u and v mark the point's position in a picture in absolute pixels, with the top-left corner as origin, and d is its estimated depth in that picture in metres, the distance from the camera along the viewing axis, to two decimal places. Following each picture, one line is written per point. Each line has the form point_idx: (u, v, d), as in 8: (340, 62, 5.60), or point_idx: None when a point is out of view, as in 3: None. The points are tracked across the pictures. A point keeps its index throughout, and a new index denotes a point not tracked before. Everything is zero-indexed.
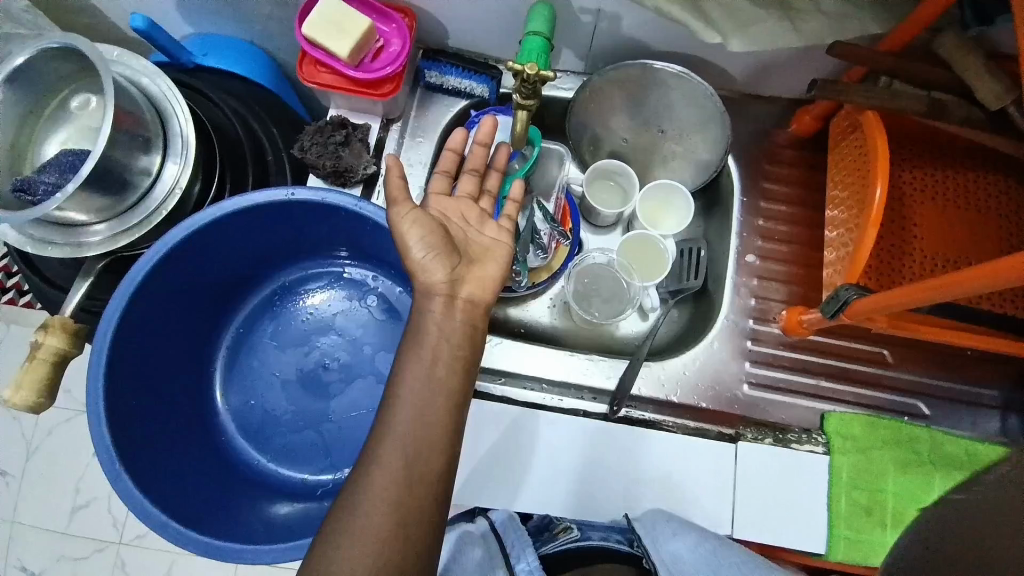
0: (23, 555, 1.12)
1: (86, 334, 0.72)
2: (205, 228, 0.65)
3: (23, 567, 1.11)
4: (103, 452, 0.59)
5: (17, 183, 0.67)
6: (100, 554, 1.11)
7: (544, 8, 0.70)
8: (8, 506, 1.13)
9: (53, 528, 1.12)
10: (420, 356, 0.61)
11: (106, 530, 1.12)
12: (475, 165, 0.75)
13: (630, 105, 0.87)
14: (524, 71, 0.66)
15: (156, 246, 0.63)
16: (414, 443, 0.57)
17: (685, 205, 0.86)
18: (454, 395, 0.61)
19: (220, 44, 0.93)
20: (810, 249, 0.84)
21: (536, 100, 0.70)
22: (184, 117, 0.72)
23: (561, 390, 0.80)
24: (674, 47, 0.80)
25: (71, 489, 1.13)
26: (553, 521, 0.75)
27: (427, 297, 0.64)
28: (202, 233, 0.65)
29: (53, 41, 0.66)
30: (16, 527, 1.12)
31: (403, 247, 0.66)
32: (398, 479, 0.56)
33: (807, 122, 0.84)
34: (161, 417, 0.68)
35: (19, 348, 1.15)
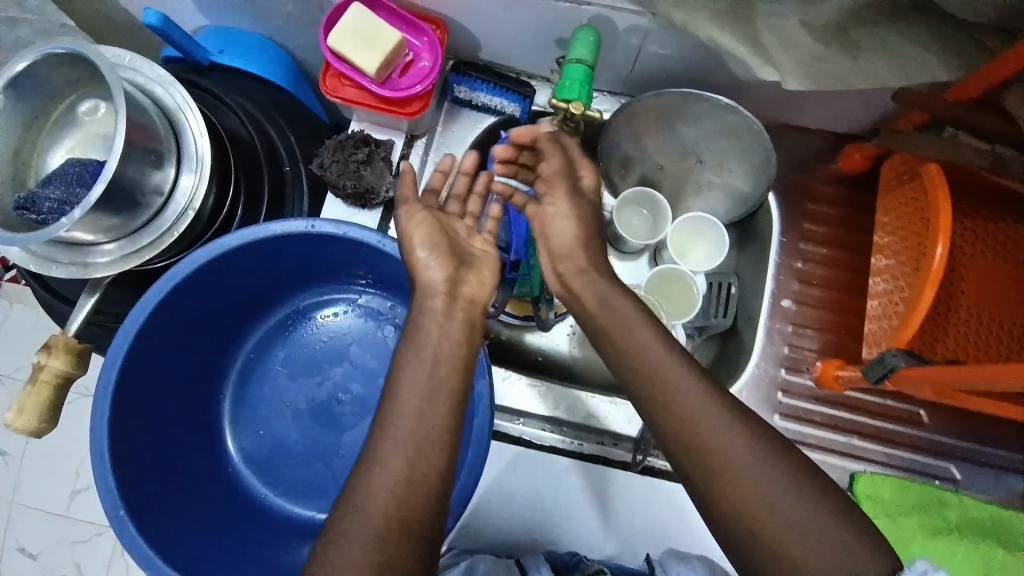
0: (21, 536, 1.11)
1: (91, 354, 0.69)
2: (222, 256, 0.63)
3: (22, 547, 1.10)
4: (103, 491, 0.58)
5: (21, 200, 0.63)
6: (100, 538, 1.10)
7: (589, 32, 0.65)
8: (7, 486, 1.11)
9: (52, 511, 1.10)
10: (433, 380, 0.57)
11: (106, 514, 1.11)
12: (460, 190, 0.72)
13: (667, 132, 0.81)
14: (569, 109, 0.66)
15: (167, 277, 0.60)
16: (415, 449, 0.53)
17: (717, 237, 0.83)
18: (463, 408, 0.56)
19: (236, 39, 0.87)
20: (851, 295, 0.80)
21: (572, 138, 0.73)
22: (199, 131, 0.67)
23: (581, 434, 0.76)
24: (722, 75, 0.75)
25: (72, 472, 1.11)
26: (583, 560, 0.66)
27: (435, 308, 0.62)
28: (218, 262, 0.63)
29: (59, 47, 0.61)
30: (15, 507, 1.11)
31: (427, 286, 0.62)
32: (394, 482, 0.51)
33: (856, 160, 0.78)
34: (164, 440, 0.66)
35: (19, 331, 1.12)
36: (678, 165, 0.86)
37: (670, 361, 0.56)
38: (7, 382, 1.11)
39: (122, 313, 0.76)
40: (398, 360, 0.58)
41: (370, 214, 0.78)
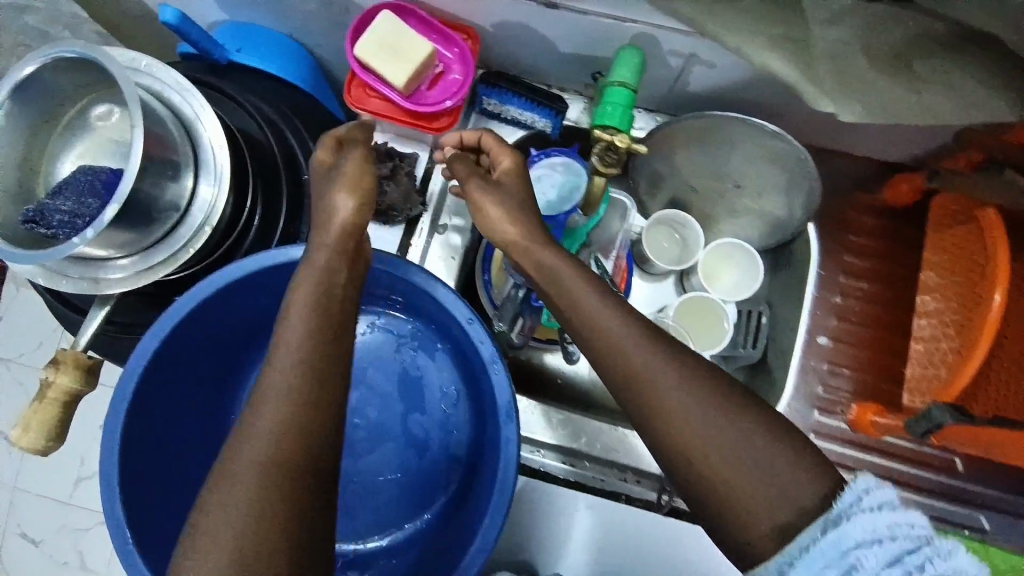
0: (24, 521, 1.08)
1: (100, 369, 0.66)
2: (236, 281, 0.60)
3: (24, 532, 1.08)
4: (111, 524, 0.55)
5: (28, 212, 0.59)
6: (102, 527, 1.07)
7: (635, 53, 0.61)
8: (10, 470, 1.09)
9: (55, 497, 1.08)
10: None
11: None
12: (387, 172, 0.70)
13: (707, 155, 0.77)
14: (614, 140, 0.61)
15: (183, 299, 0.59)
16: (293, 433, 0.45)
17: (749, 264, 0.80)
18: None
19: (253, 34, 0.83)
20: (889, 333, 0.76)
21: (617, 169, 0.65)
22: (218, 143, 0.64)
23: (604, 470, 0.73)
24: (767, 100, 0.71)
25: (77, 459, 1.08)
26: None
27: (344, 270, 0.53)
28: (234, 287, 0.61)
29: (72, 51, 0.57)
30: (17, 492, 1.08)
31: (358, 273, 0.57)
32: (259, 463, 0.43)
33: (904, 191, 0.75)
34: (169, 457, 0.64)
35: (26, 315, 1.10)
36: (711, 187, 0.82)
37: (662, 369, 0.48)
38: (12, 367, 1.08)
39: (131, 322, 0.73)
40: None
41: (391, 231, 0.75)
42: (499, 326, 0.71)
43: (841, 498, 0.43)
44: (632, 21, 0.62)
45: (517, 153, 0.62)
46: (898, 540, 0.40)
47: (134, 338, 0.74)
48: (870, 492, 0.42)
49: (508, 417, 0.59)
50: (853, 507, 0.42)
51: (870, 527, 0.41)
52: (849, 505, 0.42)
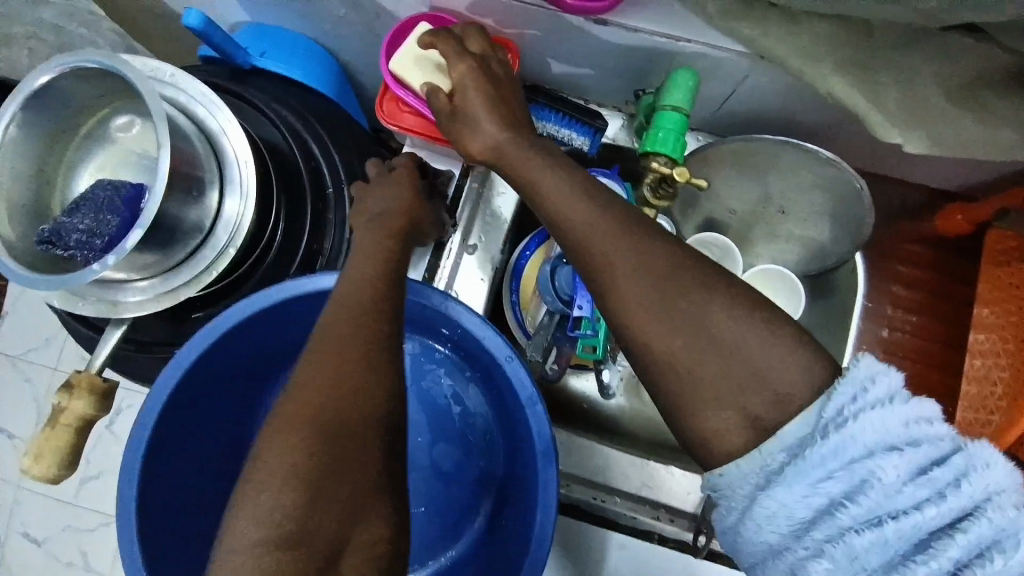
0: (27, 520, 0.99)
1: (116, 393, 0.63)
2: (272, 305, 0.62)
3: (27, 533, 0.99)
4: (123, 541, 0.58)
5: (44, 233, 0.56)
6: (108, 528, 0.99)
7: (688, 74, 0.59)
8: (11, 469, 0.99)
9: (59, 497, 0.99)
10: None
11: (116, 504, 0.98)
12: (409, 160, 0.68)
13: (753, 180, 0.73)
14: (671, 173, 0.59)
15: (215, 322, 0.60)
16: (315, 470, 0.44)
17: (792, 293, 0.77)
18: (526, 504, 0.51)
19: (278, 38, 0.79)
20: (940, 373, 0.75)
21: (668, 202, 0.63)
22: (245, 160, 0.61)
23: (635, 506, 0.70)
24: (820, 123, 0.68)
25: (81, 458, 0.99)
26: None
27: (364, 300, 0.52)
28: (268, 310, 0.62)
29: (93, 60, 0.54)
30: (20, 492, 0.99)
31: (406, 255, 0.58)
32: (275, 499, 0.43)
33: (956, 222, 0.73)
34: (183, 476, 0.66)
35: (33, 307, 1.02)
36: (753, 211, 0.78)
37: (715, 422, 0.46)
38: (16, 364, 1.01)
39: (147, 341, 0.70)
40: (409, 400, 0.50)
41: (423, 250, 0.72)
42: (532, 356, 0.69)
43: (838, 397, 0.43)
44: (687, 40, 0.59)
45: (468, 59, 0.57)
46: (907, 450, 0.42)
47: (150, 357, 0.71)
48: (871, 387, 0.43)
49: (548, 461, 0.57)
50: (859, 412, 0.42)
51: (882, 426, 0.42)
52: (852, 408, 0.43)
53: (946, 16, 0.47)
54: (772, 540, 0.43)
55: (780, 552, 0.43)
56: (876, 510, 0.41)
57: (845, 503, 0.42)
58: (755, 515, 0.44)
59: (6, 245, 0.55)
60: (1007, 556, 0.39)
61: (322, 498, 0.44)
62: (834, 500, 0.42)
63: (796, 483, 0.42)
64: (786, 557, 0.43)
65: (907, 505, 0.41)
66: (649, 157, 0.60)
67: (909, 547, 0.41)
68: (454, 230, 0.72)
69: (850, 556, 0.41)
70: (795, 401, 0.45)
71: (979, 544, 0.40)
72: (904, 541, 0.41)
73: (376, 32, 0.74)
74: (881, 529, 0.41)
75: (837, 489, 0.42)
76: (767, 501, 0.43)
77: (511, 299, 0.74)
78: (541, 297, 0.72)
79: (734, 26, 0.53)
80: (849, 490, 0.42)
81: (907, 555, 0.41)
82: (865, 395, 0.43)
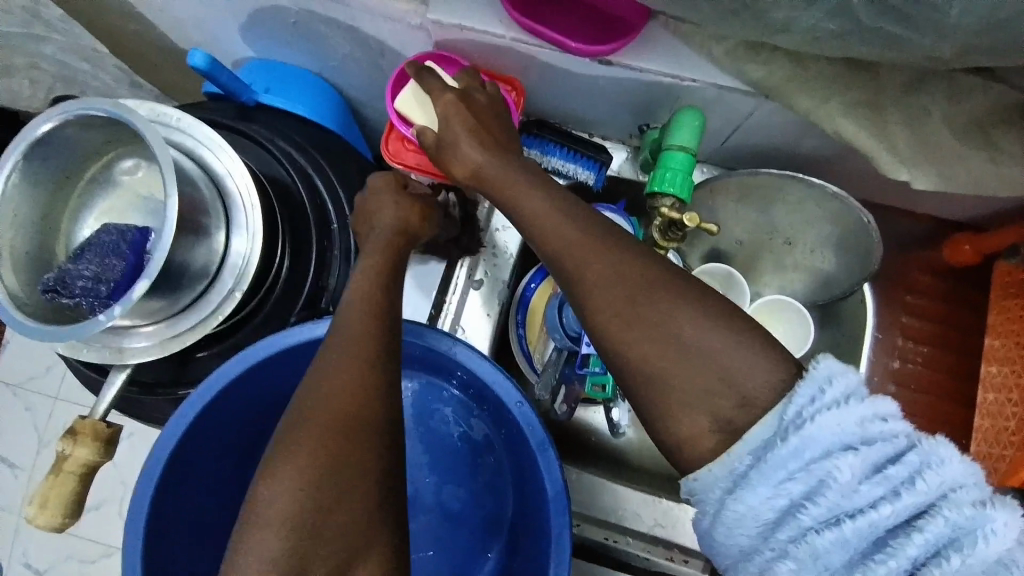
0: (28, 550, 0.97)
1: (120, 437, 0.62)
2: (289, 347, 0.63)
3: (27, 563, 0.97)
4: None
5: (49, 281, 0.56)
6: (109, 559, 0.96)
7: (695, 116, 0.59)
8: (11, 498, 0.98)
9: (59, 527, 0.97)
10: None
11: (118, 534, 0.96)
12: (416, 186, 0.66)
13: (759, 212, 0.73)
14: (682, 218, 0.59)
15: (231, 365, 0.61)
16: (312, 518, 0.44)
17: (801, 324, 0.76)
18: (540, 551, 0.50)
19: (283, 76, 0.79)
20: (956, 406, 0.75)
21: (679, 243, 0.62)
22: (252, 204, 0.62)
23: (646, 546, 0.69)
24: (825, 156, 0.68)
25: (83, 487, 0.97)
26: None
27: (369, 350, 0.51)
28: (282, 353, 0.63)
29: (99, 108, 0.54)
30: (20, 521, 0.98)
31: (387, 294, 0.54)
32: (274, 544, 0.43)
33: (966, 253, 0.73)
34: (188, 513, 0.66)
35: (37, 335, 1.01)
36: (759, 241, 0.77)
37: None
38: (18, 393, 1.00)
39: (153, 382, 0.70)
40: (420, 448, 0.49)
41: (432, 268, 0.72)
42: (540, 396, 0.69)
43: (798, 399, 0.41)
44: (692, 81, 0.58)
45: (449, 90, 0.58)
46: (863, 448, 0.40)
47: (154, 397, 0.70)
48: (833, 384, 0.41)
49: (561, 509, 0.56)
50: (817, 413, 0.40)
51: (838, 425, 0.40)
52: (810, 410, 0.41)
53: (953, 59, 0.48)
54: (743, 542, 0.42)
55: (750, 554, 0.42)
56: (834, 510, 0.39)
57: (805, 504, 0.40)
58: (725, 519, 0.42)
59: (13, 298, 0.54)
60: (965, 555, 0.37)
61: (321, 544, 0.44)
62: (794, 500, 0.40)
63: (759, 485, 0.40)
64: (753, 559, 0.42)
65: (865, 504, 0.39)
66: (659, 199, 0.60)
67: (868, 545, 0.39)
68: (460, 265, 0.72)
69: (812, 557, 0.39)
70: (760, 405, 0.43)
71: (935, 542, 0.38)
72: (864, 540, 0.39)
73: (382, 68, 0.74)
74: (840, 529, 0.39)
75: (797, 489, 0.40)
76: (734, 504, 0.41)
77: (517, 337, 0.74)
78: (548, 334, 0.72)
79: (742, 66, 0.55)
80: (808, 489, 0.40)
81: (866, 553, 0.39)
82: (822, 396, 0.41)
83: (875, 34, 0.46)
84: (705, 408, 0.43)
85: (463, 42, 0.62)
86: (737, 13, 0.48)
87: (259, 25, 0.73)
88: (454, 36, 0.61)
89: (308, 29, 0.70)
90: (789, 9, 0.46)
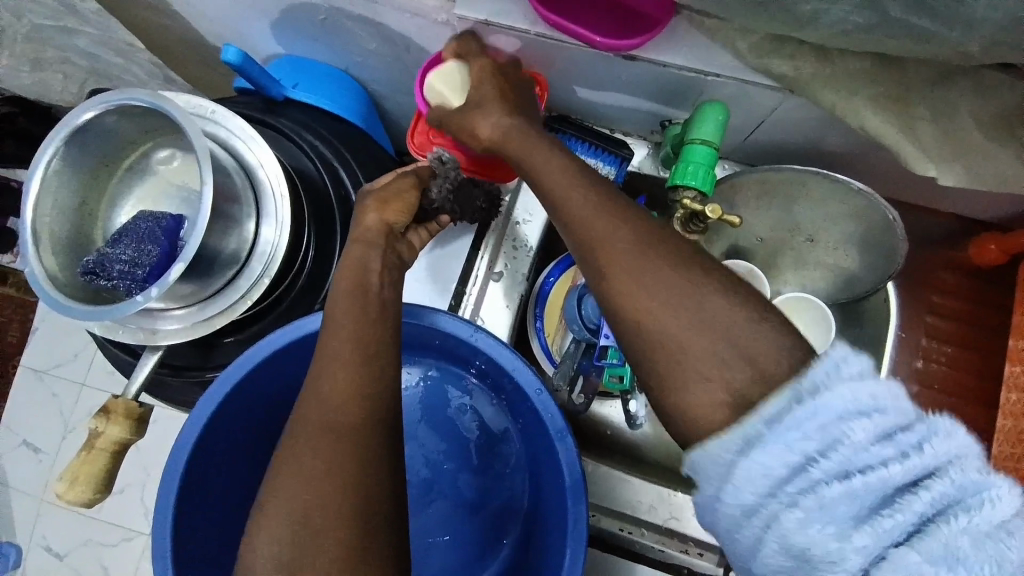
0: (49, 533, 1.00)
1: (149, 418, 0.64)
2: (313, 333, 0.64)
3: (48, 546, 1.00)
4: (158, 557, 0.60)
5: (88, 263, 0.58)
6: (128, 544, 0.98)
7: (718, 109, 0.60)
8: (36, 482, 1.01)
9: (81, 513, 0.99)
10: None
11: (137, 519, 0.98)
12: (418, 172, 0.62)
13: (780, 210, 0.73)
14: (704, 211, 0.60)
15: (258, 350, 0.63)
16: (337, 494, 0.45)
17: (822, 324, 0.76)
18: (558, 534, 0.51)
19: (311, 72, 0.80)
20: (978, 408, 0.75)
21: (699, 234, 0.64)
22: (281, 192, 0.64)
23: (661, 538, 0.69)
24: (848, 153, 0.68)
25: None
26: None
27: (391, 337, 0.53)
28: (307, 340, 0.64)
29: (138, 98, 0.56)
30: (45, 505, 1.00)
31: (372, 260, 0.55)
32: (285, 523, 0.45)
33: (991, 252, 0.73)
34: (214, 494, 0.67)
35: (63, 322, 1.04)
36: (781, 239, 0.77)
37: None
38: (45, 380, 1.03)
39: (180, 366, 0.72)
40: None
41: (451, 256, 0.72)
42: (558, 386, 0.70)
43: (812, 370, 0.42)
44: (715, 75, 0.59)
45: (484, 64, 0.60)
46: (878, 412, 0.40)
47: (181, 381, 0.72)
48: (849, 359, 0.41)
49: (578, 497, 0.56)
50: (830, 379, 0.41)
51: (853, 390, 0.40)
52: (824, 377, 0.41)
53: (981, 53, 0.48)
54: (747, 504, 0.41)
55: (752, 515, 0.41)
56: (846, 467, 0.39)
57: (816, 460, 0.39)
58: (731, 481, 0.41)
59: (51, 278, 0.56)
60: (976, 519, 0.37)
61: (345, 518, 0.45)
62: (804, 456, 0.39)
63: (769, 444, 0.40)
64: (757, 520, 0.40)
65: (878, 465, 0.39)
66: (681, 191, 0.60)
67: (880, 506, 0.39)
68: (480, 257, 0.72)
69: (821, 511, 0.38)
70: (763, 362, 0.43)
71: (947, 505, 0.38)
72: (875, 499, 0.38)
73: (406, 63, 0.75)
74: (849, 484, 0.38)
75: (810, 448, 0.39)
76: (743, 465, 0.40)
77: (537, 331, 0.75)
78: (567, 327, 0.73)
79: (767, 62, 0.55)
80: (821, 447, 0.39)
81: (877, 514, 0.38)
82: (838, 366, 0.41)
83: (902, 28, 0.47)
84: (728, 398, 0.44)
85: (489, 39, 0.63)
86: (764, 6, 0.48)
87: (288, 20, 0.74)
88: (479, 32, 0.62)
89: (336, 25, 0.72)
90: (816, 1, 0.46)
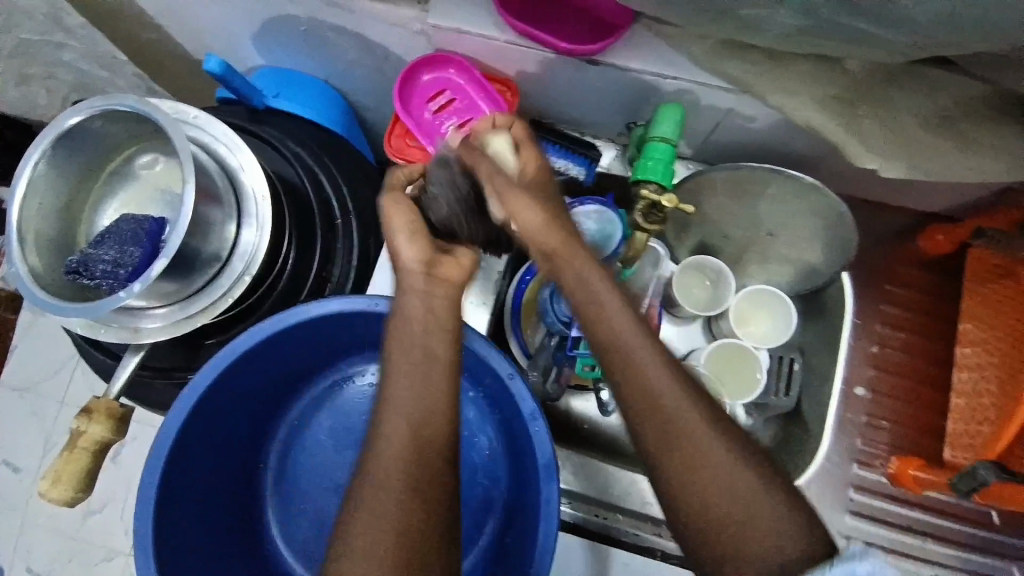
0: (28, 555, 0.99)
1: (132, 417, 0.65)
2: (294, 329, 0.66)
3: (27, 567, 0.99)
4: (140, 552, 0.60)
5: (72, 263, 0.59)
6: (109, 562, 0.98)
7: (676, 108, 0.64)
8: (16, 502, 1.00)
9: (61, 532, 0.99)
10: None
11: (119, 537, 0.98)
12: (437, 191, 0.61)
13: (741, 207, 0.77)
14: (660, 202, 0.63)
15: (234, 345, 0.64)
16: None
17: (784, 315, 0.79)
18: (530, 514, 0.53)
19: (293, 81, 0.83)
20: (933, 392, 0.80)
21: (660, 225, 0.66)
22: (262, 193, 0.66)
23: (636, 523, 0.71)
24: (804, 151, 0.72)
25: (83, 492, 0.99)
26: None
27: None
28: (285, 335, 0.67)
29: (124, 103, 0.58)
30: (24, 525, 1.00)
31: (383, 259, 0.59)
32: None
33: (941, 242, 0.78)
34: (196, 493, 0.69)
35: (44, 337, 1.05)
36: (744, 235, 0.81)
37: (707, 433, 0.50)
38: (25, 397, 1.03)
39: (164, 367, 0.73)
40: (417, 417, 0.53)
41: None
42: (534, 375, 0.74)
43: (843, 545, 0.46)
44: (673, 78, 0.63)
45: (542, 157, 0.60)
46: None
47: (165, 382, 0.74)
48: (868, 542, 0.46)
49: (550, 476, 0.59)
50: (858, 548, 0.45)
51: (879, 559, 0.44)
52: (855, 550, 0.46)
53: (914, 53, 0.52)
54: None
55: None
56: None
57: None
58: None
59: (34, 276, 0.58)
60: None
61: None
62: None
63: None
64: None
65: None
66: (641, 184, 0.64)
67: None
68: None
69: None
70: None
71: None
72: None
73: (385, 72, 0.78)
74: None
75: None
76: None
77: (511, 324, 0.77)
78: (541, 319, 0.75)
79: (723, 64, 0.59)
80: None
81: None
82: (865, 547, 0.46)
83: (840, 30, 0.51)
84: None
85: (462, 45, 0.66)
86: (713, 12, 0.52)
87: (270, 31, 0.77)
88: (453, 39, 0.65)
89: (316, 36, 0.75)
90: (760, 7, 0.50)
